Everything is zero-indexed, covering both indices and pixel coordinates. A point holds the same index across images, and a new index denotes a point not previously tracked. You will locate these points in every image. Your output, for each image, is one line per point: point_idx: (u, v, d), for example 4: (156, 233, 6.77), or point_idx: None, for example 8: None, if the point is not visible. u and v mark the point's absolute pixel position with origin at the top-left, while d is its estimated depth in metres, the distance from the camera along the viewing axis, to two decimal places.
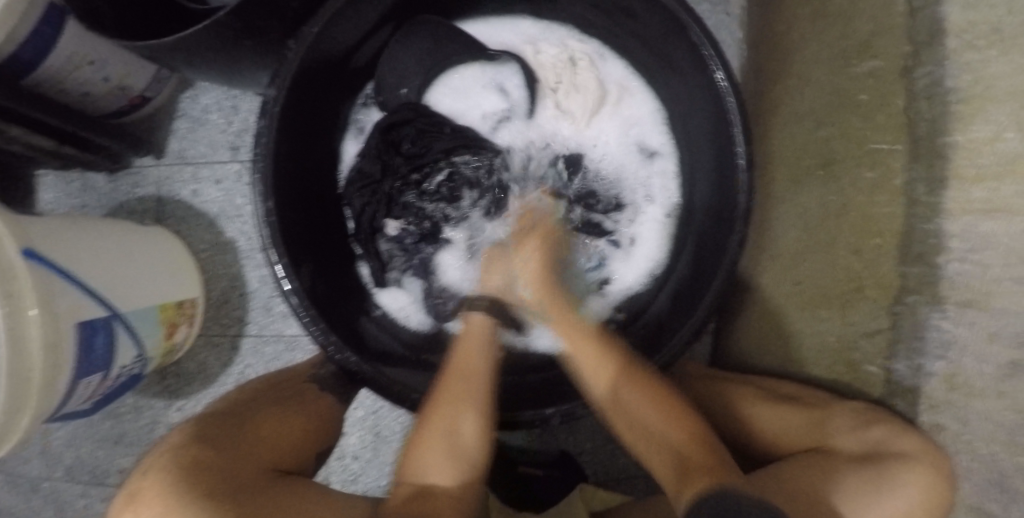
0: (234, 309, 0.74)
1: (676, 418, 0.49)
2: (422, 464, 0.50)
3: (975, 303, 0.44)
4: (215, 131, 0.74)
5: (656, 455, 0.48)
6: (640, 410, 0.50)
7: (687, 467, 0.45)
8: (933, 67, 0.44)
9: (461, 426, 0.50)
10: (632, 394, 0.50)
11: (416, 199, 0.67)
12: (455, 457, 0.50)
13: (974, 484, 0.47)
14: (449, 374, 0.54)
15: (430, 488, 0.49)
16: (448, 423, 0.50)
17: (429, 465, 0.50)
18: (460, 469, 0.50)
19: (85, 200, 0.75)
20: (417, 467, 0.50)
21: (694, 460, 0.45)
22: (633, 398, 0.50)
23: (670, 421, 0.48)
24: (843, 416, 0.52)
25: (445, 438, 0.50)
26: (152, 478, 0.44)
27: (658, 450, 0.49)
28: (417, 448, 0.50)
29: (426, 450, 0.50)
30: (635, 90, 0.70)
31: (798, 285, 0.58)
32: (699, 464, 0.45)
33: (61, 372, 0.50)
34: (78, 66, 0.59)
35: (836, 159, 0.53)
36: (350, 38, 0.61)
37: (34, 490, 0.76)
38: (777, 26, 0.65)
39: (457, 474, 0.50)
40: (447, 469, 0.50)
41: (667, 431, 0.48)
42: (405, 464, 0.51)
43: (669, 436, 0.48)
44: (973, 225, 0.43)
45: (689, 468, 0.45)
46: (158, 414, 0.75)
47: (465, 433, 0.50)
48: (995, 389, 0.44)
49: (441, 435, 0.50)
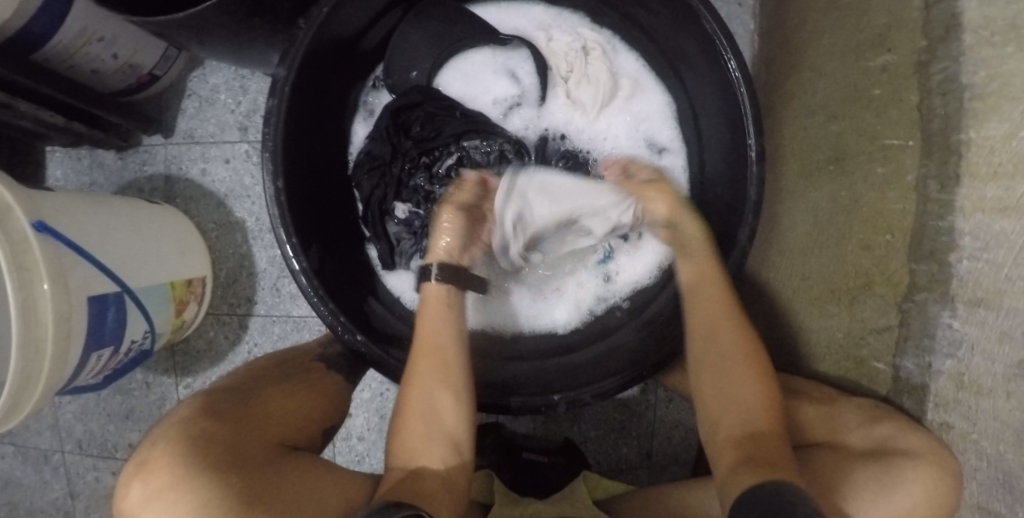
0: (243, 289, 0.74)
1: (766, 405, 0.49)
2: (409, 446, 0.50)
3: (985, 302, 0.41)
4: (224, 111, 0.74)
5: (728, 421, 0.49)
6: (738, 380, 0.50)
7: (751, 449, 0.45)
8: (948, 63, 0.41)
9: (437, 404, 0.52)
10: (739, 362, 0.51)
11: (426, 183, 0.66)
12: (438, 436, 0.51)
13: (979, 485, 0.45)
14: (416, 351, 0.54)
15: (419, 470, 0.49)
16: (424, 401, 0.51)
17: (415, 447, 0.50)
18: (447, 449, 0.50)
19: (94, 178, 0.75)
20: (404, 450, 0.50)
21: (761, 446, 0.45)
22: (734, 367, 0.51)
23: (755, 400, 0.49)
24: (853, 413, 0.53)
25: (423, 417, 0.51)
26: (162, 448, 0.44)
27: (734, 423, 0.49)
28: (400, 429, 0.51)
29: (407, 431, 0.51)
30: (646, 84, 0.69)
31: (807, 280, 0.60)
32: (768, 454, 0.45)
33: (72, 344, 0.51)
34: (86, 42, 0.59)
35: (847, 155, 0.53)
36: (360, 20, 0.61)
37: (45, 461, 0.77)
38: (791, 17, 0.65)
39: (444, 453, 0.50)
40: (434, 449, 0.50)
41: (751, 411, 0.49)
42: (393, 449, 0.51)
43: (752, 415, 0.48)
44: (986, 223, 0.40)
45: (757, 454, 0.45)
46: (167, 391, 0.76)
47: (442, 411, 0.52)
48: (1004, 389, 0.41)
49: (420, 414, 0.51)
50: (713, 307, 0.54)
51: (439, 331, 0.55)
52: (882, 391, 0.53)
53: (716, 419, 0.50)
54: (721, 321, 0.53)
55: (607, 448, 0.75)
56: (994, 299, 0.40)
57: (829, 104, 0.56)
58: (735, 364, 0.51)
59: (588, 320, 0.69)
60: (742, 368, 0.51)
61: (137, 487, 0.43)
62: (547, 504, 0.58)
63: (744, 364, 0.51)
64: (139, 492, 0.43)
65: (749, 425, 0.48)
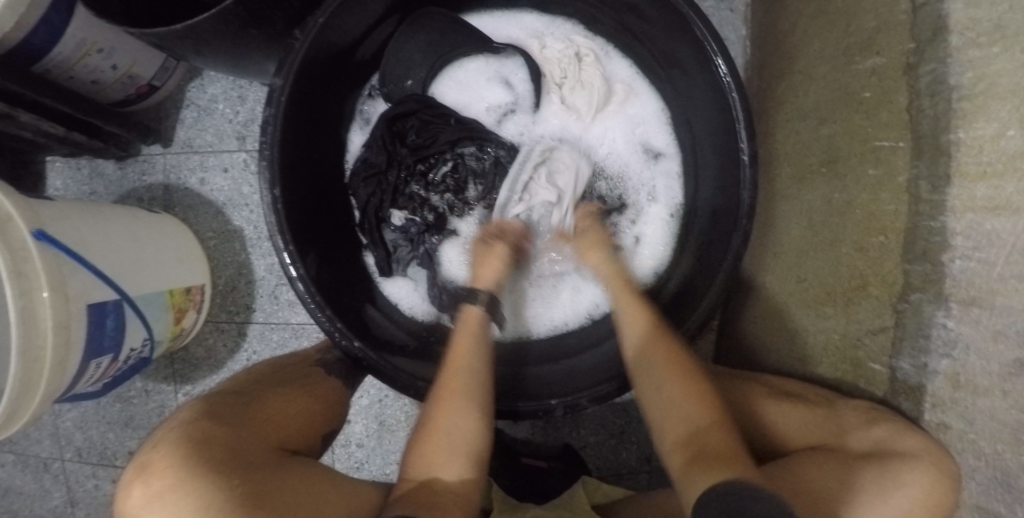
0: (241, 297, 0.75)
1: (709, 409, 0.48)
2: (428, 459, 0.50)
3: (978, 301, 0.41)
4: (222, 120, 0.75)
5: (672, 429, 0.48)
6: (670, 387, 0.50)
7: (701, 450, 0.44)
8: (936, 64, 0.42)
9: (461, 422, 0.51)
10: (669, 372, 0.51)
11: (421, 190, 0.69)
12: (457, 454, 0.50)
13: (978, 485, 0.45)
14: (448, 368, 0.54)
15: (433, 484, 0.48)
16: (449, 419, 0.51)
17: (434, 462, 0.50)
18: (464, 465, 0.50)
19: (94, 187, 0.76)
20: (424, 463, 0.50)
21: (707, 447, 0.44)
22: (665, 376, 0.51)
23: (692, 401, 0.49)
24: (848, 414, 0.53)
25: (445, 434, 0.50)
26: (162, 451, 0.45)
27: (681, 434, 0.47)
28: (422, 445, 0.51)
29: (429, 447, 0.50)
30: (640, 89, 0.70)
31: (803, 283, 0.60)
32: (715, 453, 0.43)
33: (70, 352, 0.51)
34: (86, 53, 0.59)
35: (840, 157, 0.53)
36: (355, 30, 0.62)
37: (45, 469, 0.77)
38: (783, 22, 0.65)
39: (461, 469, 0.50)
40: (452, 465, 0.50)
41: (690, 411, 0.48)
42: (410, 462, 0.50)
43: (693, 413, 0.48)
44: (978, 222, 0.40)
45: (705, 455, 0.44)
46: (166, 399, 0.76)
47: (464, 428, 0.51)
48: (999, 389, 0.41)
49: (443, 431, 0.50)
50: (640, 328, 0.55)
51: (471, 353, 0.55)
52: (879, 393, 0.52)
53: (662, 427, 0.49)
54: (645, 338, 0.54)
55: (606, 453, 0.75)
56: (986, 298, 0.40)
57: (821, 108, 0.56)
58: (665, 370, 0.51)
59: (587, 324, 0.69)
60: (671, 373, 0.51)
61: (138, 490, 0.44)
62: (546, 509, 0.58)
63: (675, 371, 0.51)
64: (141, 495, 0.43)
65: (693, 428, 0.47)
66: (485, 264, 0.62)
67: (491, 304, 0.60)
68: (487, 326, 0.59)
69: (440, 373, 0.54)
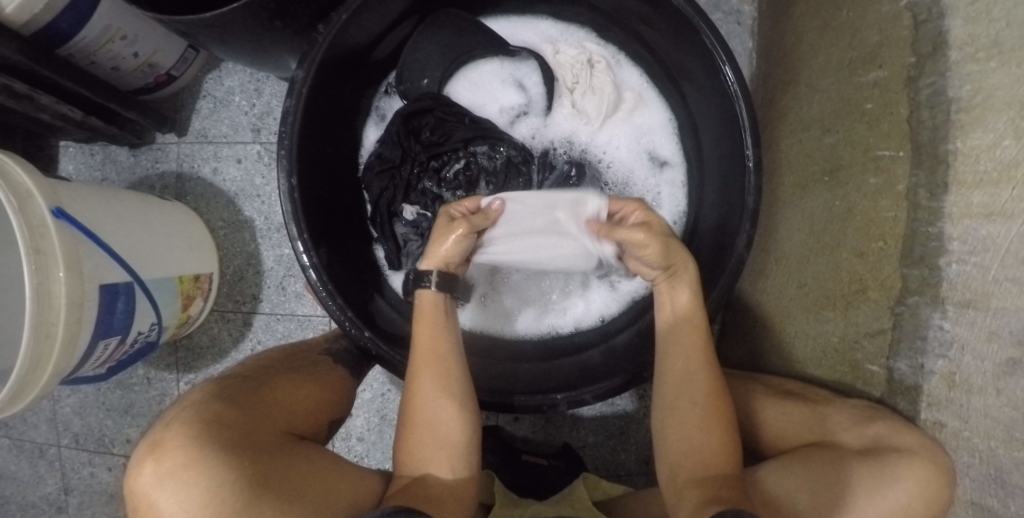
0: (249, 287, 0.75)
1: (726, 446, 0.49)
2: (416, 455, 0.50)
3: (974, 303, 0.42)
4: (238, 112, 0.76)
5: (685, 460, 0.49)
6: (694, 426, 0.50)
7: (713, 492, 0.45)
8: (936, 78, 0.44)
9: (439, 415, 0.51)
10: (706, 396, 0.51)
11: (434, 186, 0.70)
12: (444, 446, 0.51)
13: (972, 481, 0.46)
14: (416, 361, 0.53)
15: (427, 479, 0.49)
16: (426, 414, 0.51)
17: (425, 457, 0.50)
18: (453, 457, 0.50)
19: (106, 173, 0.77)
20: (410, 461, 0.50)
21: (721, 488, 0.45)
22: (700, 397, 0.51)
23: (716, 447, 0.48)
24: (844, 413, 0.54)
25: (428, 430, 0.51)
26: (175, 430, 0.45)
27: (693, 462, 0.48)
28: (407, 441, 0.51)
29: (414, 442, 0.51)
30: (649, 98, 0.72)
31: (803, 287, 0.61)
32: (726, 492, 0.44)
33: (82, 330, 0.52)
34: (110, 39, 0.61)
35: (841, 165, 0.55)
36: (375, 29, 0.64)
37: (40, 455, 0.77)
38: (788, 35, 0.68)
39: (453, 461, 0.50)
40: (442, 458, 0.50)
41: (715, 456, 0.48)
42: (399, 460, 0.51)
43: (715, 461, 0.48)
44: (974, 228, 0.42)
45: (716, 493, 0.44)
46: (167, 387, 0.76)
47: (445, 421, 0.51)
48: (993, 387, 0.42)
49: (424, 424, 0.51)
50: (692, 359, 0.53)
51: (438, 342, 0.54)
52: (877, 393, 0.53)
53: (676, 451, 0.50)
54: (700, 375, 0.52)
55: (607, 453, 0.76)
56: (982, 300, 0.42)
57: (823, 118, 0.59)
58: (702, 415, 0.50)
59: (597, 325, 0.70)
60: (707, 414, 0.50)
61: (149, 468, 0.44)
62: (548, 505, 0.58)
63: (704, 415, 0.50)
64: (151, 473, 0.43)
65: (712, 473, 0.47)
66: (439, 237, 0.56)
67: (445, 284, 0.56)
68: (448, 303, 0.56)
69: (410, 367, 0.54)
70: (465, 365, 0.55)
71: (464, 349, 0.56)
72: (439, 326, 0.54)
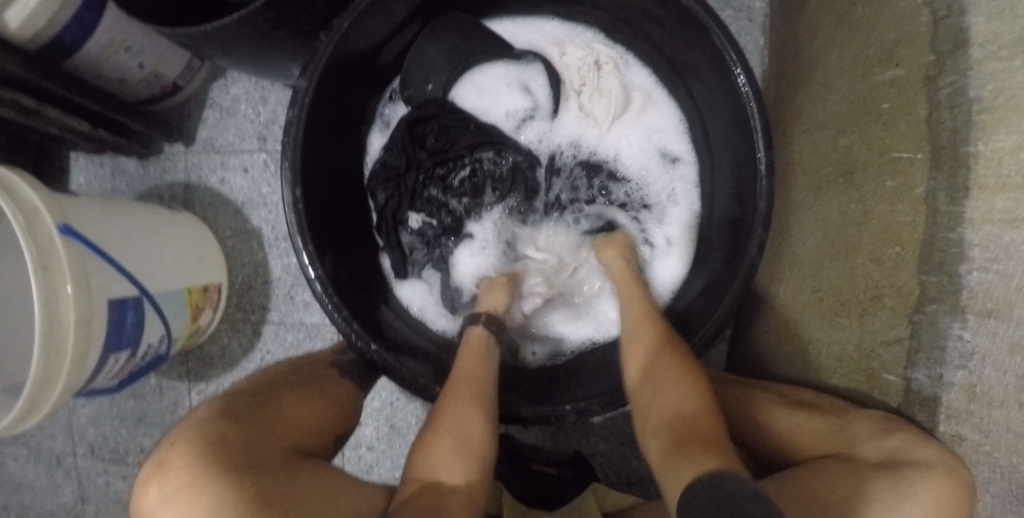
0: (258, 296, 0.76)
1: (696, 387, 0.48)
2: (431, 461, 0.49)
3: (995, 313, 0.42)
4: (244, 120, 0.77)
5: (657, 412, 0.49)
6: (676, 389, 0.49)
7: (692, 434, 0.44)
8: (956, 77, 0.42)
9: (466, 422, 0.52)
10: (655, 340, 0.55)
11: (440, 194, 0.70)
12: (464, 454, 0.50)
13: (993, 496, 0.46)
14: (453, 379, 0.56)
15: (439, 485, 0.48)
16: (454, 421, 0.51)
17: (437, 463, 0.49)
18: (468, 465, 0.50)
19: (116, 184, 0.78)
20: (425, 467, 0.49)
21: (697, 432, 0.44)
22: (660, 347, 0.53)
23: (693, 390, 0.48)
24: (861, 424, 0.52)
25: (452, 436, 0.51)
26: (180, 449, 0.46)
27: (662, 409, 0.48)
28: (427, 445, 0.51)
29: (432, 447, 0.50)
30: (659, 98, 0.71)
31: (817, 293, 0.59)
32: (698, 439, 0.43)
33: (92, 344, 0.52)
34: (114, 52, 0.61)
35: (858, 168, 0.53)
36: (378, 35, 0.63)
37: (57, 464, 0.79)
38: (801, 32, 0.66)
39: (466, 470, 0.49)
40: (455, 465, 0.49)
41: (685, 398, 0.48)
42: (412, 466, 0.50)
43: (688, 404, 0.47)
44: (996, 234, 0.41)
45: (689, 441, 0.43)
46: (180, 396, 0.77)
47: (471, 430, 0.51)
48: (1017, 401, 0.43)
49: (449, 431, 0.51)
50: (644, 326, 0.57)
51: (473, 364, 0.57)
52: (893, 403, 0.52)
53: (653, 419, 0.49)
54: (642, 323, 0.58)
55: (617, 462, 0.76)
56: (1004, 310, 0.42)
57: (837, 118, 0.57)
58: (672, 360, 0.52)
59: None
60: (668, 360, 0.52)
61: (154, 489, 0.45)
62: None
63: (693, 370, 0.50)
64: (156, 494, 0.44)
65: (686, 413, 0.46)
66: (490, 293, 0.66)
67: (491, 324, 0.63)
68: (491, 340, 0.61)
69: (444, 385, 0.56)
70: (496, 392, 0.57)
71: (497, 382, 0.58)
72: (479, 358, 0.59)
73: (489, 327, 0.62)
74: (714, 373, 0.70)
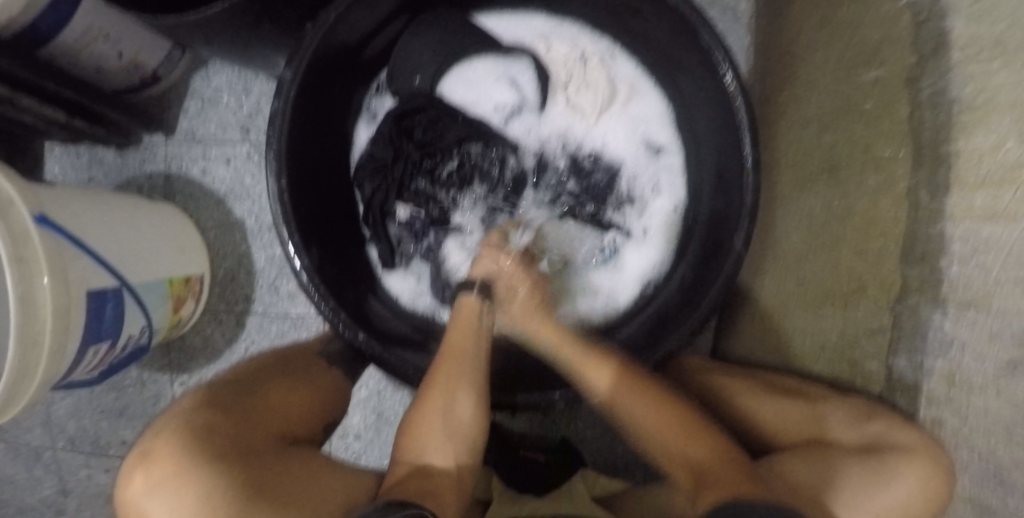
0: (241, 287, 0.75)
1: (691, 434, 0.50)
2: (421, 443, 0.52)
3: (976, 303, 0.41)
4: (226, 111, 0.75)
5: (675, 463, 0.50)
6: (670, 431, 0.51)
7: (712, 476, 0.46)
8: (937, 79, 0.43)
9: (455, 404, 0.53)
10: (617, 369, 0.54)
11: (427, 186, 0.70)
12: (452, 434, 0.52)
13: (971, 478, 0.45)
14: (443, 352, 0.55)
15: (428, 467, 0.51)
16: (442, 404, 0.53)
17: (429, 445, 0.52)
18: (457, 446, 0.52)
19: (93, 174, 0.75)
20: (418, 447, 0.52)
21: (718, 473, 0.46)
22: (635, 398, 0.52)
23: (694, 438, 0.50)
24: (842, 410, 0.54)
25: (440, 418, 0.52)
26: (164, 439, 0.45)
27: (675, 461, 0.50)
28: (415, 427, 0.53)
29: (422, 429, 0.52)
30: (645, 89, 0.71)
31: (801, 285, 0.61)
32: (716, 475, 0.46)
33: (69, 340, 0.50)
34: (92, 40, 0.59)
35: (841, 163, 0.54)
36: (364, 27, 0.62)
37: (36, 458, 0.76)
38: (785, 34, 0.67)
39: (455, 452, 0.52)
40: (445, 448, 0.52)
41: (692, 448, 0.50)
42: (404, 443, 0.53)
43: (691, 448, 0.50)
44: (974, 230, 0.41)
45: (708, 478, 0.46)
46: (162, 388, 0.75)
47: (460, 411, 0.53)
48: (994, 388, 0.42)
49: (438, 414, 0.52)
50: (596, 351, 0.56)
51: (464, 339, 0.55)
52: (875, 390, 0.53)
53: (667, 457, 0.51)
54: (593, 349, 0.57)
55: (604, 447, 0.76)
56: (983, 301, 0.41)
57: (823, 116, 0.57)
58: (652, 399, 0.52)
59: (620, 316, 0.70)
60: (643, 401, 0.52)
61: (138, 476, 0.44)
62: (550, 501, 0.59)
63: (678, 416, 0.51)
64: (142, 481, 0.43)
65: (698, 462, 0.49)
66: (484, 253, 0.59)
67: (485, 291, 0.58)
68: (485, 310, 0.57)
69: (435, 357, 0.56)
70: (488, 366, 0.56)
71: (490, 354, 0.57)
72: (472, 332, 0.56)
73: (480, 295, 0.57)
74: (697, 363, 0.70)
